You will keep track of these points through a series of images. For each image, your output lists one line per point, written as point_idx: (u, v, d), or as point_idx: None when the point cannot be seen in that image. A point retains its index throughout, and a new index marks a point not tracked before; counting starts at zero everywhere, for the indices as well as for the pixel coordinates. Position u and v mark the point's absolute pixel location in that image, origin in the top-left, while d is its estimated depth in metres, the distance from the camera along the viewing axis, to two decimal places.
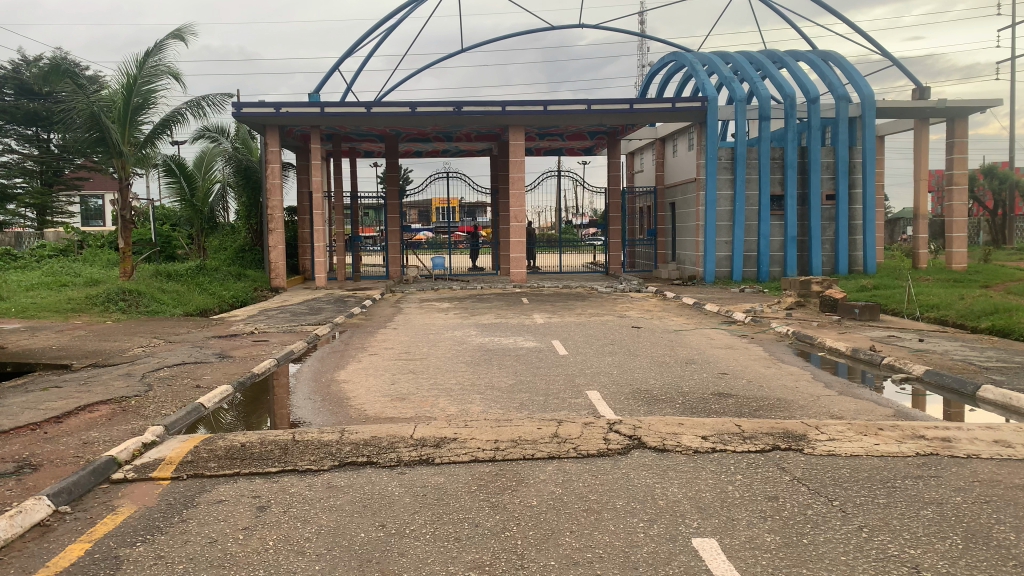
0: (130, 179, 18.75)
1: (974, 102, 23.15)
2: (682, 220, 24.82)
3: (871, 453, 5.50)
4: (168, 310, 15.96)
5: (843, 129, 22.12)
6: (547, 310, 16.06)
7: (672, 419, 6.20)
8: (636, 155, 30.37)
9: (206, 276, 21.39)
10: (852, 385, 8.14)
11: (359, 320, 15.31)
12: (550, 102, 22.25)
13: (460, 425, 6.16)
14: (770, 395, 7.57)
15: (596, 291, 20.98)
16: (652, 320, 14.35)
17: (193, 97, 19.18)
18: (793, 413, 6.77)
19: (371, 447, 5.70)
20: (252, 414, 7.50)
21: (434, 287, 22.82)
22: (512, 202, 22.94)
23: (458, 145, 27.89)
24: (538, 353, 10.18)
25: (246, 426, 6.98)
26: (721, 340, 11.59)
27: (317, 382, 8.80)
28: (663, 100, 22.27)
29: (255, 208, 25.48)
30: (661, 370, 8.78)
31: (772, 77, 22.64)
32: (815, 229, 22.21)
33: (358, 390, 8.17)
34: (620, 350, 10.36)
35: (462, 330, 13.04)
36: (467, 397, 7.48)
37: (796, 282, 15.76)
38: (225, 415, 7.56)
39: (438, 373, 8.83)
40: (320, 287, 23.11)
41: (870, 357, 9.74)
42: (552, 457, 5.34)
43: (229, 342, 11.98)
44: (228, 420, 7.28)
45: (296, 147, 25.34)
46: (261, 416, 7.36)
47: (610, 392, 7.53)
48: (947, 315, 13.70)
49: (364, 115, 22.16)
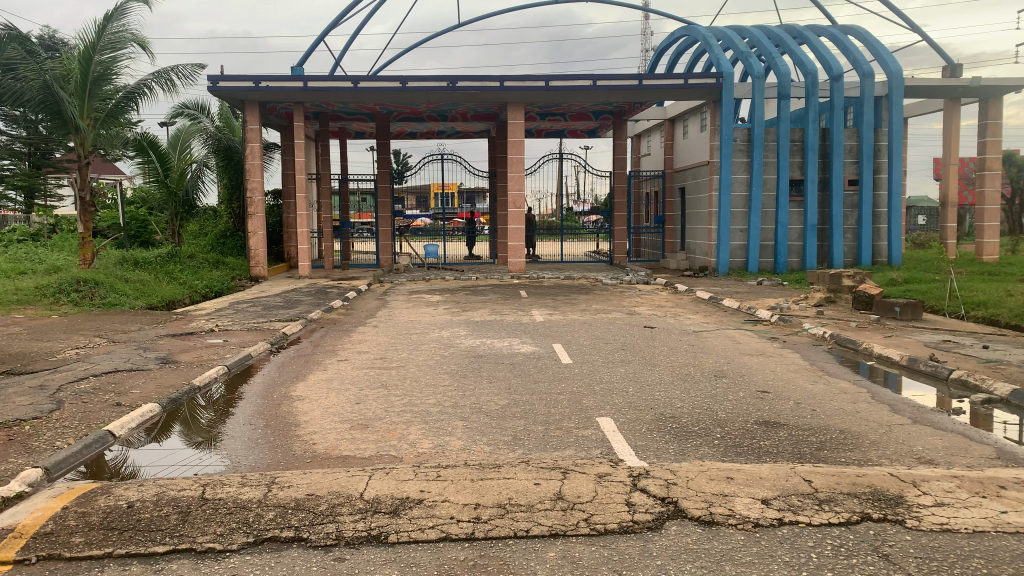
0: (91, 158, 17.07)
1: (1009, 81, 21.47)
2: (693, 206, 23.20)
3: (1000, 528, 3.91)
4: (126, 303, 14.34)
5: (868, 109, 20.48)
6: (547, 305, 14.48)
7: (717, 469, 4.61)
8: (643, 137, 28.73)
9: (178, 264, 19.80)
10: (925, 409, 6.54)
11: (337, 315, 13.69)
12: (552, 78, 20.57)
13: (430, 476, 4.55)
14: (827, 425, 5.98)
15: (602, 283, 19.34)
16: (665, 318, 12.75)
17: (161, 68, 17.45)
18: (868, 455, 5.19)
19: (304, 513, 4.11)
20: (183, 438, 6.10)
21: (426, 277, 21.21)
22: (510, 185, 21.28)
23: (454, 125, 26.24)
24: (536, 361, 8.60)
25: (177, 457, 5.59)
26: (749, 345, 9.98)
27: (265, 398, 7.23)
28: (674, 76, 20.63)
29: (236, 190, 24.33)
30: (687, 388, 7.18)
31: (791, 53, 21.01)
32: (837, 216, 20.61)
33: (312, 412, 6.59)
34: (634, 358, 8.75)
35: (449, 329, 11.45)
36: (446, 427, 5.88)
37: (824, 275, 14.19)
38: (185, 424, 6.58)
39: (415, 389, 7.24)
40: (304, 276, 21.49)
41: (934, 369, 8.12)
42: (554, 536, 3.76)
43: (182, 343, 10.36)
44: (153, 451, 5.84)
45: (280, 126, 23.72)
46: (193, 443, 5.93)
47: (627, 421, 5.94)
48: (998, 315, 12.12)
49: (352, 90, 20.47)
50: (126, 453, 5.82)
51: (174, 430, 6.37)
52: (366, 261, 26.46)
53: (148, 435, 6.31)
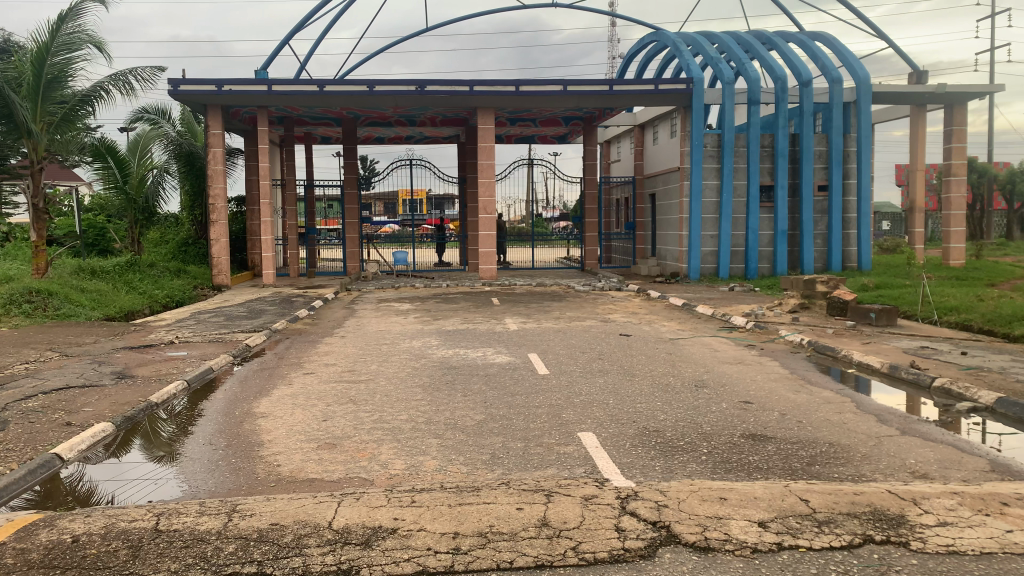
0: (44, 163, 16.45)
1: (974, 88, 21.72)
2: (663, 212, 23.13)
3: (1009, 549, 3.70)
4: (82, 314, 13.80)
5: (836, 115, 20.57)
6: (520, 314, 14.20)
7: (710, 490, 4.35)
8: (613, 144, 28.65)
9: (138, 273, 19.19)
10: (912, 420, 6.37)
11: (303, 326, 13.27)
12: (522, 83, 20.36)
13: (404, 503, 4.23)
14: (815, 438, 5.77)
15: (574, 290, 19.12)
16: (640, 326, 12.53)
17: (118, 71, 16.89)
18: (861, 470, 4.99)
19: (266, 546, 3.77)
20: (140, 457, 5.78)
21: (395, 285, 20.84)
22: (480, 191, 21.00)
23: (423, 131, 25.90)
24: (511, 372, 8.32)
25: (134, 476, 5.31)
26: (727, 353, 9.80)
27: (226, 415, 6.85)
28: (644, 82, 20.52)
29: (199, 197, 23.74)
30: (668, 399, 6.95)
31: (761, 59, 21.04)
32: (806, 222, 20.64)
33: (276, 430, 6.23)
34: (612, 367, 8.51)
35: (420, 339, 11.11)
36: (419, 446, 5.57)
37: (798, 281, 14.12)
38: (145, 437, 6.36)
39: (386, 404, 6.91)
40: (269, 285, 20.97)
41: (915, 377, 7.99)
42: (540, 567, 3.47)
43: (140, 356, 9.90)
44: (108, 470, 5.55)
45: (244, 131, 23.20)
46: (148, 463, 5.60)
47: (610, 436, 5.68)
48: (971, 320, 12.09)
49: (318, 94, 20.04)
50: (82, 470, 5.57)
51: (134, 445, 6.15)
52: (333, 269, 25.98)
53: (107, 451, 6.07)
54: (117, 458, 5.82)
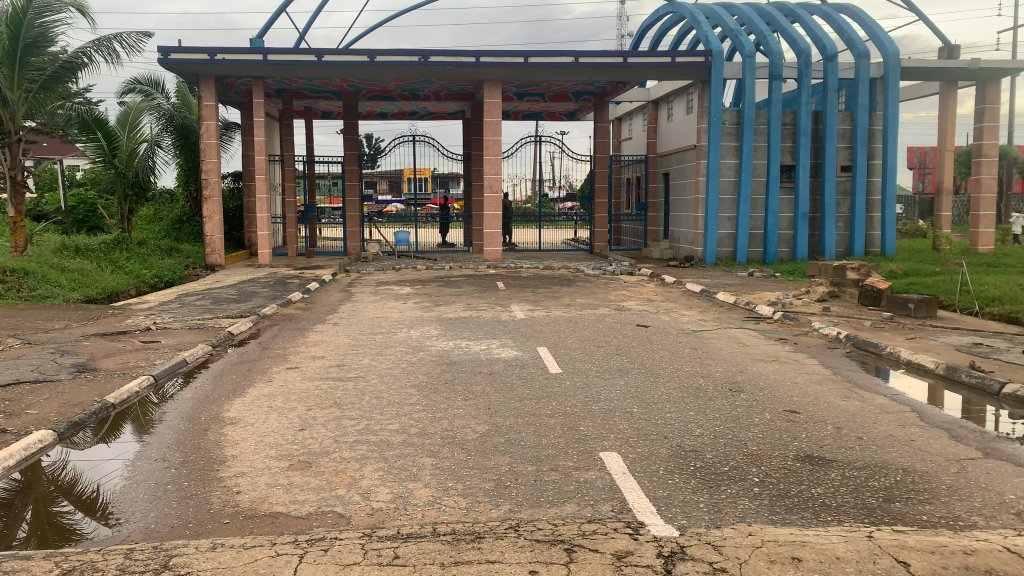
0: (22, 133, 15.44)
1: (1009, 63, 20.52)
2: (678, 192, 22.05)
3: None
4: (59, 295, 12.89)
5: (863, 91, 19.43)
6: (527, 300, 13.22)
7: (778, 548, 3.39)
8: (625, 121, 27.56)
9: (125, 252, 18.25)
10: (992, 439, 5.41)
11: (294, 310, 12.35)
12: (531, 53, 19.25)
13: (385, 564, 3.27)
14: (885, 462, 4.81)
15: (584, 274, 18.10)
16: (658, 315, 11.54)
17: (101, 35, 15.81)
18: (953, 510, 4.03)
19: None
20: (96, 467, 4.95)
21: (397, 266, 19.90)
22: (487, 168, 19.95)
23: (426, 105, 24.79)
24: (518, 370, 7.35)
25: (62, 502, 4.39)
26: (759, 349, 8.82)
27: (190, 421, 5.91)
28: (661, 54, 19.37)
29: (193, 172, 22.77)
30: (702, 409, 5.97)
31: (784, 32, 19.86)
32: (829, 204, 19.58)
33: (243, 443, 5.28)
34: (633, 366, 7.53)
35: (419, 328, 10.14)
36: (409, 471, 4.58)
37: (828, 268, 13.09)
38: (91, 447, 5.44)
39: (375, 410, 5.97)
40: (264, 265, 20.00)
41: (981, 381, 7.01)
42: None
43: (108, 345, 8.96)
44: (33, 489, 4.63)
45: (240, 104, 22.17)
46: (102, 480, 4.70)
47: (637, 458, 4.74)
48: (1018, 312, 11.09)
49: (315, 65, 18.97)
50: (39, 472, 4.93)
51: (101, 438, 5.61)
52: (333, 249, 25.04)
53: (94, 437, 5.72)
54: (50, 473, 4.92)
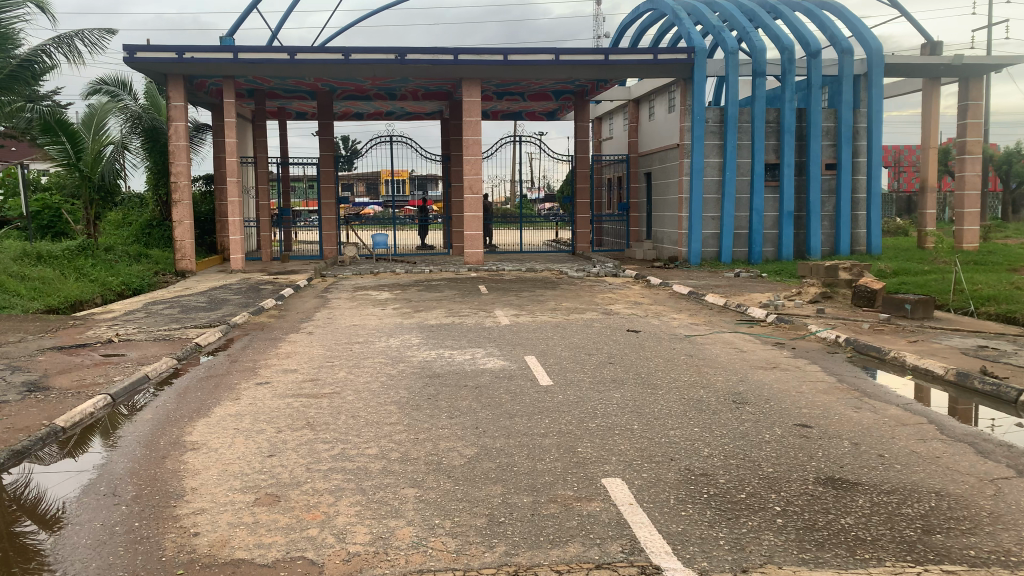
0: None
1: (992, 60, 20.37)
2: (660, 192, 21.69)
3: None
4: (17, 305, 12.21)
5: (847, 88, 19.17)
6: (511, 304, 12.73)
7: None
8: (605, 120, 27.19)
9: (90, 258, 17.51)
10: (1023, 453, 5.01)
11: (266, 319, 11.76)
12: (510, 51, 18.78)
13: None
14: (914, 484, 4.39)
15: (567, 277, 17.64)
16: (647, 319, 11.10)
17: (61, 32, 15.13)
18: (1002, 543, 3.59)
19: None
20: (39, 501, 4.42)
21: (375, 270, 19.32)
22: (466, 169, 19.43)
23: (403, 105, 24.22)
24: (505, 382, 6.86)
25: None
26: (758, 355, 8.41)
27: (148, 447, 5.37)
28: (643, 51, 19.00)
29: (163, 175, 22.06)
30: (707, 425, 5.50)
31: (767, 28, 19.56)
32: (814, 203, 19.29)
33: (205, 473, 4.75)
34: (627, 377, 7.06)
35: (399, 336, 9.62)
36: (391, 506, 4.07)
37: (820, 268, 12.73)
38: (34, 476, 4.90)
39: (352, 432, 5.44)
40: (236, 270, 19.34)
41: (996, 390, 6.63)
42: None
43: (65, 360, 8.35)
44: None
45: (210, 104, 21.49)
46: (41, 517, 4.16)
47: (643, 484, 4.29)
48: (1017, 312, 10.78)
49: (288, 63, 18.35)
50: None
51: (49, 466, 5.07)
52: (308, 254, 24.41)
53: (61, 451, 5.46)
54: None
